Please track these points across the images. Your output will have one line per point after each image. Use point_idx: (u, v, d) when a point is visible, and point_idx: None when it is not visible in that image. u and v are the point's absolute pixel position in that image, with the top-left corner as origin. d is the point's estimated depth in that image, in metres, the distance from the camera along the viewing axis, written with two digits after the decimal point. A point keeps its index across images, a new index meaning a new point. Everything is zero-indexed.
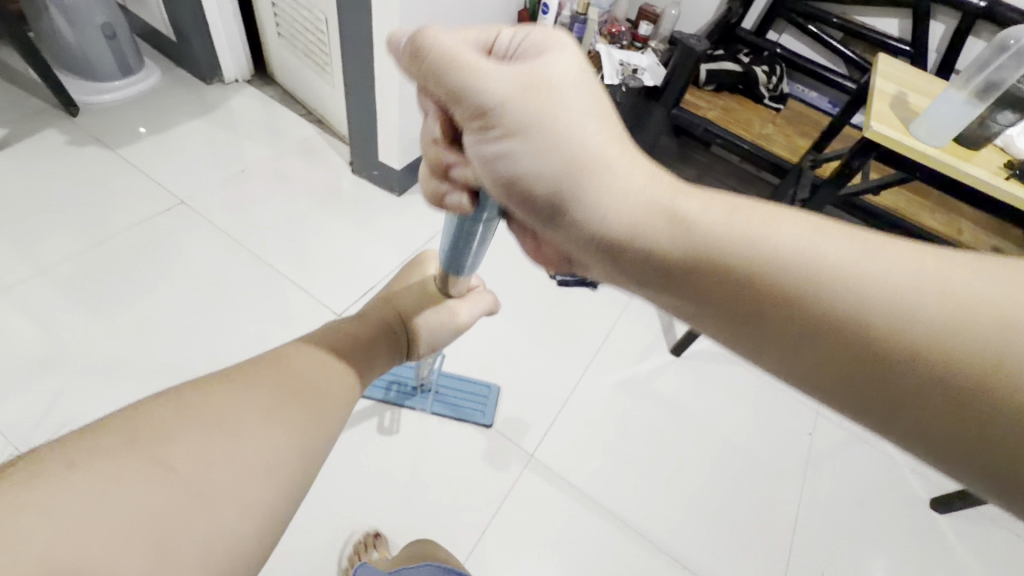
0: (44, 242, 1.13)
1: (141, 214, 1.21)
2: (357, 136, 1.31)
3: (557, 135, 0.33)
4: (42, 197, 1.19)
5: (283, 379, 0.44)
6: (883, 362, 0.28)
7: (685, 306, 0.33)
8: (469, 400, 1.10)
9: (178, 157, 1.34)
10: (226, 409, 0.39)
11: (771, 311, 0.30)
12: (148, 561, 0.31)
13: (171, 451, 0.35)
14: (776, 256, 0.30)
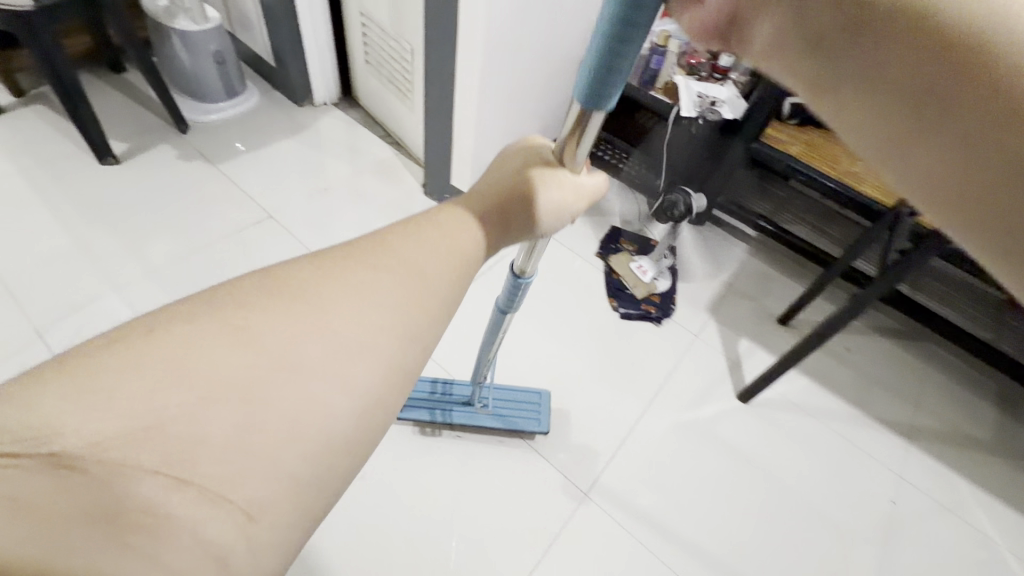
0: (151, 247, 1.25)
1: (233, 225, 1.32)
2: (431, 160, 1.36)
3: None
4: (152, 205, 1.31)
5: (391, 255, 0.38)
6: (965, 108, 0.29)
7: (784, 34, 0.33)
8: (521, 406, 1.08)
9: (269, 173, 1.44)
10: (330, 279, 0.35)
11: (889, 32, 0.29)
12: (232, 420, 0.29)
13: (268, 313, 0.32)
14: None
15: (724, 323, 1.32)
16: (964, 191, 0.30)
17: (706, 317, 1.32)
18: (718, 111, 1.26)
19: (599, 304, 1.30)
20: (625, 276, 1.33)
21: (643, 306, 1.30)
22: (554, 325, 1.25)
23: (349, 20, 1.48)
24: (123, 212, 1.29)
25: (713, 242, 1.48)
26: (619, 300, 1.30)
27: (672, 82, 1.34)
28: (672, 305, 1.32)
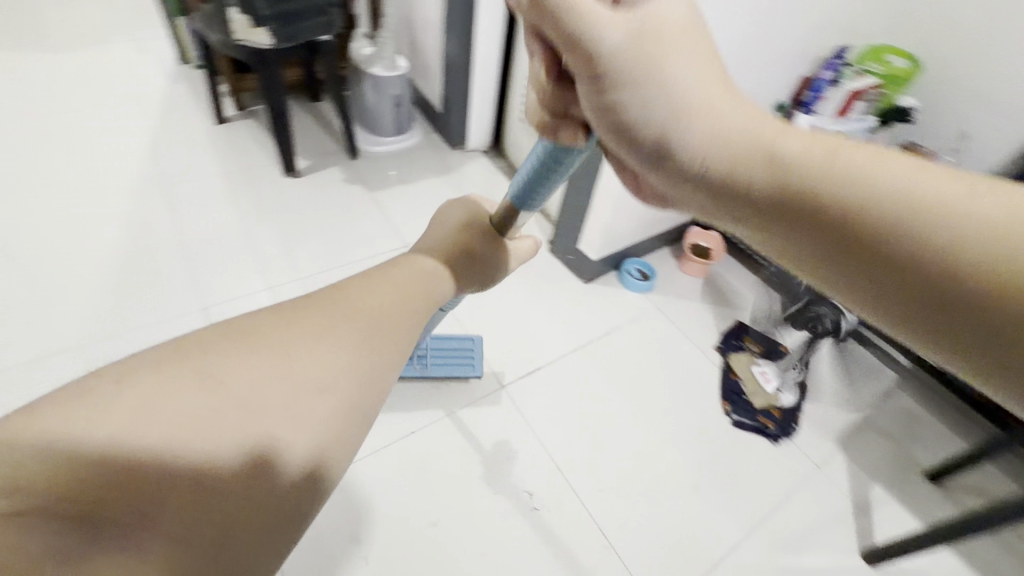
0: (302, 251, 1.39)
1: (374, 249, 1.44)
2: (564, 220, 1.38)
3: (664, 86, 0.39)
4: (313, 217, 1.48)
5: (347, 303, 0.45)
6: (917, 273, 0.33)
7: (749, 215, 0.39)
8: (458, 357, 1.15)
9: (413, 207, 1.57)
10: (286, 327, 0.42)
11: (830, 216, 0.35)
12: (234, 426, 0.36)
13: (231, 362, 0.38)
14: (843, 184, 0.35)
15: (855, 461, 1.14)
16: (943, 336, 0.33)
17: (835, 449, 1.16)
18: None
19: (710, 403, 1.20)
20: (744, 380, 1.23)
21: (759, 418, 1.17)
22: (657, 416, 1.17)
23: (515, 82, 1.59)
24: (289, 218, 1.46)
25: (853, 368, 1.30)
26: (734, 405, 1.20)
27: None
28: (794, 425, 1.18)
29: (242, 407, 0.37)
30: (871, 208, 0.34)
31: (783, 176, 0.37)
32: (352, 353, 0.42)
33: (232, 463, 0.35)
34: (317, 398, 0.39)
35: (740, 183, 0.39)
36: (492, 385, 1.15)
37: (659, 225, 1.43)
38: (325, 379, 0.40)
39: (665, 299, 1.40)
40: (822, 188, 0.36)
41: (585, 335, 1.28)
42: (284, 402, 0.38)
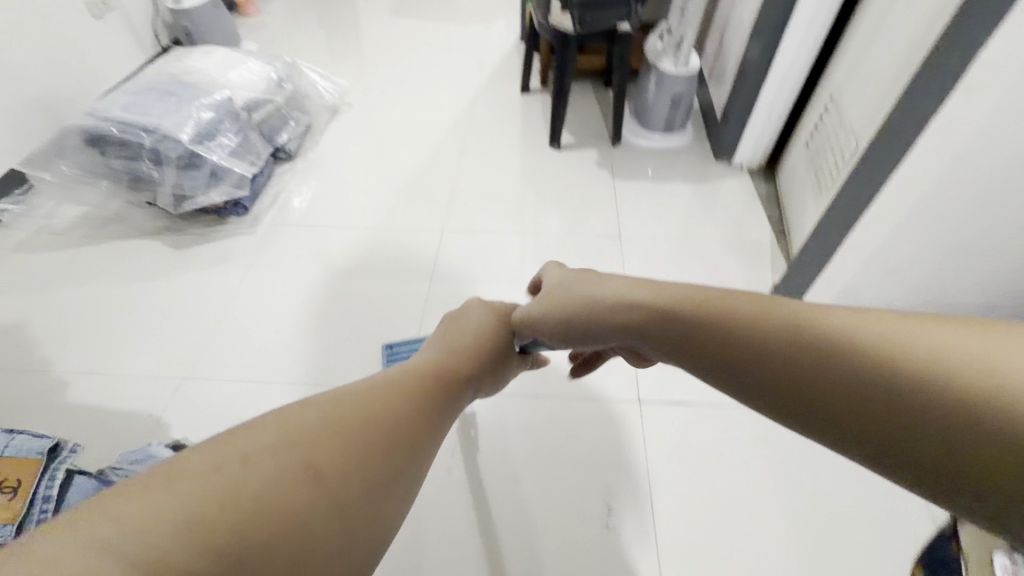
0: (534, 211, 1.55)
1: (596, 228, 1.49)
2: (799, 265, 1.17)
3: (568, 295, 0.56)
4: (558, 185, 1.62)
5: (390, 390, 0.42)
6: (835, 405, 0.32)
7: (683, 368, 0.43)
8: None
9: (648, 203, 1.56)
10: (336, 406, 0.38)
11: (734, 368, 0.38)
12: (323, 498, 0.33)
13: (294, 442, 0.35)
14: (726, 340, 0.38)
15: None
16: (904, 467, 0.29)
17: None
18: None
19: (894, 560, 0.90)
20: None
21: None
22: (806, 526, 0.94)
23: (814, 101, 1.39)
24: (536, 182, 1.64)
25: None
26: None
27: None
28: None
29: (354, 413, 0.38)
30: (718, 335, 0.39)
31: (664, 326, 0.43)
32: (398, 377, 0.46)
33: (353, 449, 0.36)
34: (390, 399, 0.42)
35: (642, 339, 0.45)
36: (631, 393, 1.12)
37: None
38: (397, 388, 0.43)
39: None
40: (677, 319, 0.42)
41: None
42: (379, 404, 0.40)
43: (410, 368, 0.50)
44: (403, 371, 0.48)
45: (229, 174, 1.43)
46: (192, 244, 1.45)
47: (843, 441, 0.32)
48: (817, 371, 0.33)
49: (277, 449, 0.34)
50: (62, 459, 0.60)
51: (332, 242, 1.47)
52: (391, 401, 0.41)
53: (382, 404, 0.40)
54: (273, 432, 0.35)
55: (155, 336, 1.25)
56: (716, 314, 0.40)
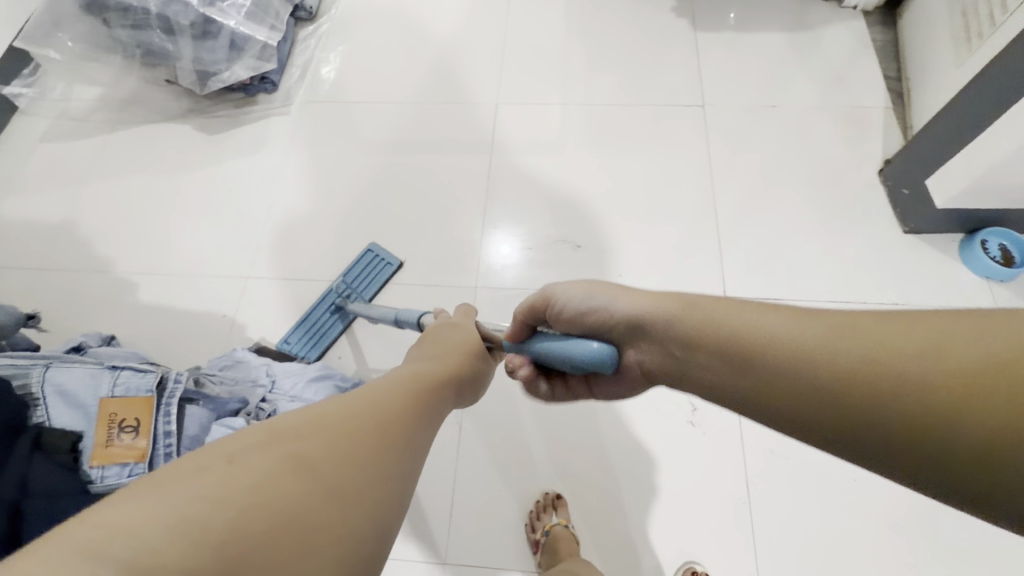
0: (597, 76, 1.32)
1: (672, 96, 1.27)
2: (925, 140, 0.99)
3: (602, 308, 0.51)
4: (624, 41, 1.36)
5: (365, 387, 0.38)
6: (937, 431, 0.34)
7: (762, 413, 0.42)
8: (374, 264, 1.11)
9: (736, 61, 1.31)
10: (312, 403, 0.33)
11: (819, 402, 0.38)
12: (325, 491, 0.28)
13: (281, 434, 0.30)
14: (805, 374, 0.39)
15: None
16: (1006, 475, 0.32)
17: None
18: None
19: None
20: None
21: None
22: None
23: None
24: (601, 36, 1.38)
25: None
26: None
27: None
28: None
29: (345, 408, 0.33)
30: (796, 371, 0.39)
31: (743, 366, 0.42)
32: (386, 380, 0.41)
33: (355, 445, 0.31)
34: (380, 395, 0.37)
35: (718, 382, 0.44)
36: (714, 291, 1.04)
37: None
38: (379, 386, 0.39)
39: (1015, 302, 0.98)
40: (748, 359, 0.42)
41: (861, 295, 1.01)
42: (370, 396, 0.36)
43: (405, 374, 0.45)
44: (398, 376, 0.44)
45: (250, 43, 1.24)
46: (224, 129, 1.32)
47: (943, 466, 0.34)
48: (866, 369, 0.36)
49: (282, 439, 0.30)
50: (171, 391, 0.62)
51: (372, 120, 1.31)
52: (388, 394, 0.38)
53: (387, 401, 0.36)
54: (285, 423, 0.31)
55: (207, 235, 1.19)
56: (763, 331, 0.42)
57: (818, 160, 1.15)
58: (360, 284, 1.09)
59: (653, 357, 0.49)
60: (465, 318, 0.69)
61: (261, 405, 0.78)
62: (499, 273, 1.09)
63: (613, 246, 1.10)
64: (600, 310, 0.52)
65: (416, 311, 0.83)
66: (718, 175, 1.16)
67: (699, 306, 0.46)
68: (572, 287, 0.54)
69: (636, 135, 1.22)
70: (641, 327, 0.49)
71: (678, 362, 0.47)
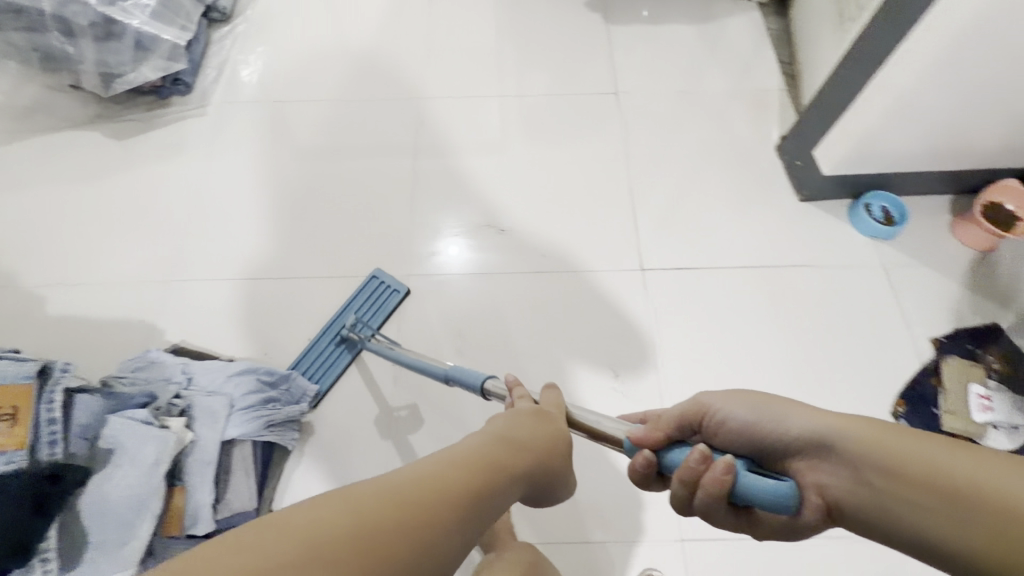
0: (517, 68, 1.36)
1: (588, 85, 1.33)
2: (810, 114, 1.08)
3: (756, 423, 0.52)
4: (542, 35, 1.41)
5: (419, 484, 0.44)
6: None
7: (937, 550, 0.41)
8: (379, 292, 1.07)
9: (646, 51, 1.38)
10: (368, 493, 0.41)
11: (1012, 545, 0.37)
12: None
13: (324, 525, 0.38)
14: (991, 511, 0.39)
15: None
16: None
17: None
18: None
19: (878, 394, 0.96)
20: (949, 394, 0.94)
21: None
22: (796, 374, 0.99)
23: None
24: (520, 32, 1.42)
25: None
26: (910, 409, 0.94)
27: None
28: None
29: (386, 511, 0.41)
30: (972, 503, 0.39)
31: (914, 495, 0.42)
32: (439, 470, 0.47)
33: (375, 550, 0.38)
34: (423, 497, 0.43)
35: (889, 511, 0.43)
36: (632, 265, 1.09)
37: (943, 162, 1.05)
38: (435, 482, 0.45)
39: (897, 257, 1.07)
40: (920, 491, 0.42)
41: (764, 259, 1.08)
42: (435, 495, 0.44)
43: (463, 457, 0.51)
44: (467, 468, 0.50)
45: (158, 43, 1.21)
46: (136, 133, 1.28)
47: None
48: None
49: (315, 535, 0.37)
50: (56, 382, 0.63)
51: (293, 120, 1.31)
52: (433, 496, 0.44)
53: (422, 503, 0.43)
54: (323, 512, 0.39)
55: (124, 239, 1.16)
56: (923, 463, 0.42)
57: (724, 140, 1.23)
58: (369, 314, 1.03)
59: (818, 480, 0.48)
60: (553, 406, 0.64)
61: (172, 402, 0.78)
62: (427, 261, 1.11)
63: (535, 229, 1.14)
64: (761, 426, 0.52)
65: (478, 372, 0.73)
66: (633, 157, 1.22)
67: (853, 426, 0.46)
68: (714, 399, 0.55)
69: (556, 124, 1.27)
70: (820, 446, 0.48)
71: (869, 495, 0.45)
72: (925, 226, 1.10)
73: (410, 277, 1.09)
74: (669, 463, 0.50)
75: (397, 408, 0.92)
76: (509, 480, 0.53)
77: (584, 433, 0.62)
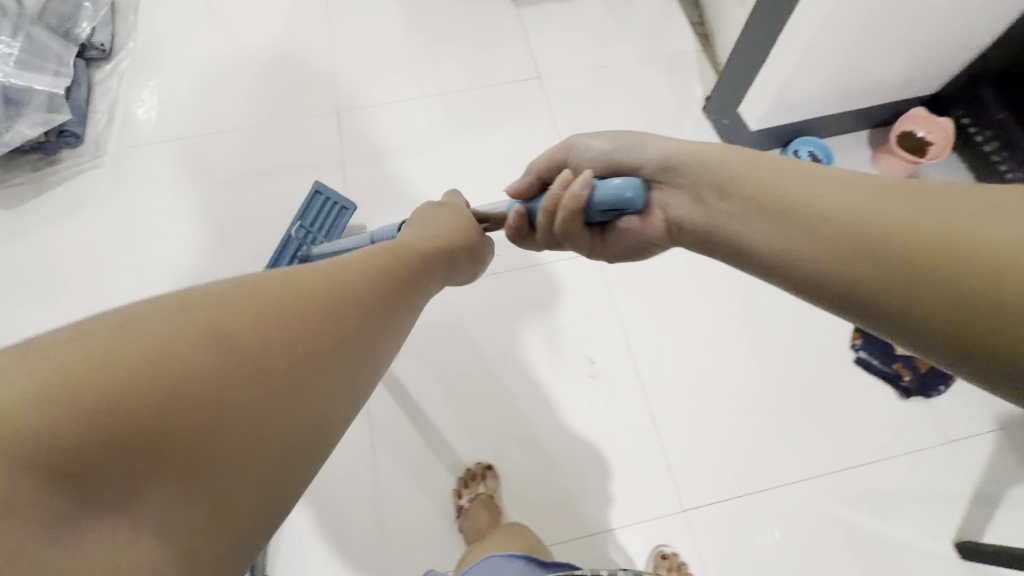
0: (435, 66, 1.31)
1: (510, 73, 1.30)
2: (730, 73, 1.10)
3: (695, 171, 0.48)
4: (453, 27, 1.36)
5: (301, 289, 0.37)
6: None
7: (847, 274, 0.35)
8: (330, 209, 1.09)
9: (562, 29, 1.36)
10: (246, 302, 0.34)
11: (911, 262, 0.32)
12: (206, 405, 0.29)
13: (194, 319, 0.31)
14: (946, 229, 0.32)
15: (1003, 448, 0.91)
16: None
17: (984, 433, 0.92)
18: None
19: (835, 330, 1.00)
20: None
21: (893, 364, 0.96)
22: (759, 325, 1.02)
23: None
24: (433, 25, 1.37)
25: None
26: (866, 341, 0.98)
27: None
28: (940, 386, 0.94)
29: (263, 303, 0.34)
30: (937, 243, 0.32)
31: (862, 231, 0.35)
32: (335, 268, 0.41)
33: (255, 364, 0.32)
34: (315, 297, 0.37)
35: (812, 247, 0.38)
36: None
37: (859, 100, 1.09)
38: (327, 277, 0.39)
39: None
40: (872, 236, 0.34)
41: None
42: (330, 298, 0.37)
43: (362, 258, 0.45)
44: (361, 271, 0.42)
45: (31, 95, 1.09)
46: (27, 197, 1.15)
47: (984, 368, 0.30)
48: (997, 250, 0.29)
49: (154, 349, 0.29)
50: None
51: (207, 156, 1.21)
52: (339, 298, 0.38)
53: (320, 295, 0.37)
54: (137, 349, 0.29)
55: (43, 320, 1.06)
56: (894, 211, 0.34)
57: (651, 110, 1.24)
58: (313, 213, 1.09)
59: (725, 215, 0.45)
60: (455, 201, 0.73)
61: None
62: None
63: None
64: (804, 195, 0.39)
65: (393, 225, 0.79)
66: None
67: (845, 176, 0.38)
68: (610, 133, 0.56)
69: (488, 120, 1.25)
70: (729, 185, 0.45)
71: (797, 237, 0.39)
72: (850, 164, 1.15)
73: None
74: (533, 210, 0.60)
75: (524, 447, 0.92)
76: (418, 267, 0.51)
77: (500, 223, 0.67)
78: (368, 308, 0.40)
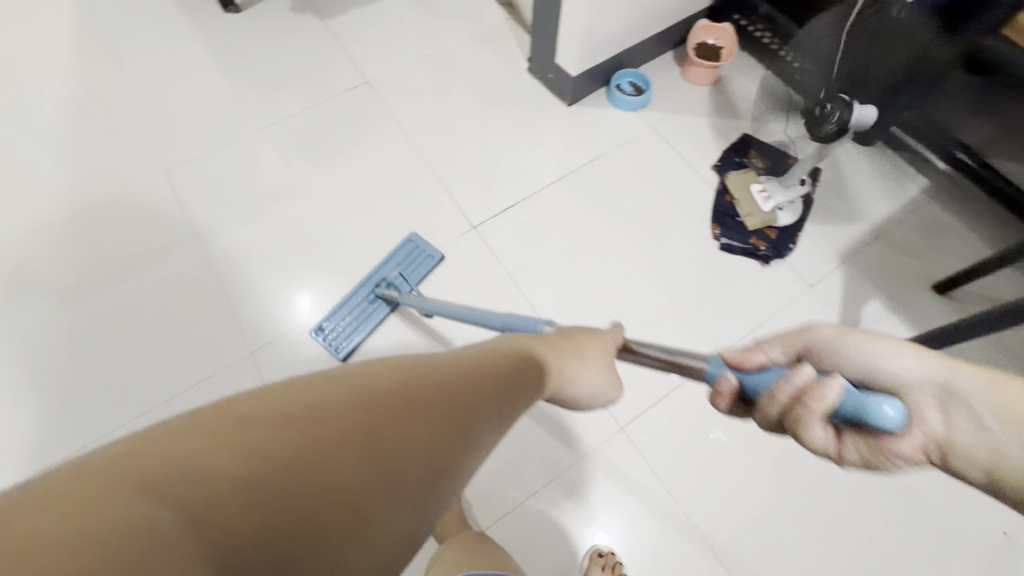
0: (259, 100, 1.27)
1: (339, 86, 1.28)
2: (539, 33, 1.18)
3: (916, 360, 0.45)
4: (266, 56, 1.32)
5: (420, 386, 0.33)
6: None
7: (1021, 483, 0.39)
8: (415, 253, 1.09)
9: (375, 30, 1.36)
10: (353, 387, 0.30)
11: None
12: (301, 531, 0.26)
13: (319, 416, 0.28)
14: None
15: (851, 279, 1.07)
16: None
17: (834, 271, 1.08)
18: (794, 204, 1.11)
19: (698, 228, 1.12)
20: (742, 202, 1.12)
21: (750, 240, 1.10)
22: (635, 245, 1.11)
23: None
24: (242, 62, 1.31)
25: (886, 165, 1.17)
26: (724, 229, 1.11)
27: (761, 188, 1.12)
28: (790, 244, 1.10)
29: (377, 399, 0.30)
30: None
31: None
32: (447, 369, 0.37)
33: (366, 468, 0.28)
34: (426, 394, 0.32)
35: (1013, 456, 0.40)
36: (463, 229, 1.12)
37: (654, 27, 1.21)
38: (428, 371, 0.35)
39: (659, 117, 1.24)
40: None
41: (565, 168, 1.18)
42: (438, 409, 0.33)
43: (464, 357, 0.40)
44: (474, 377, 0.38)
45: None
46: None
47: None
48: None
49: (262, 454, 0.26)
50: None
51: (32, 261, 1.08)
52: (452, 406, 0.33)
53: (441, 400, 0.33)
54: (283, 442, 0.26)
55: None
56: None
57: (482, 84, 1.29)
58: (401, 253, 1.08)
59: (935, 406, 0.43)
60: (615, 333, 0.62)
61: None
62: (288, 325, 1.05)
63: (362, 241, 1.12)
64: (999, 400, 0.41)
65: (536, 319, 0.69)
66: (416, 136, 1.22)
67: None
68: (863, 334, 0.48)
69: (329, 139, 1.22)
70: (932, 380, 0.44)
71: (989, 438, 0.41)
72: (666, 83, 1.28)
73: (260, 350, 1.03)
74: (751, 392, 0.47)
75: None
76: (520, 378, 0.43)
77: (658, 359, 0.59)
78: (480, 418, 0.36)
